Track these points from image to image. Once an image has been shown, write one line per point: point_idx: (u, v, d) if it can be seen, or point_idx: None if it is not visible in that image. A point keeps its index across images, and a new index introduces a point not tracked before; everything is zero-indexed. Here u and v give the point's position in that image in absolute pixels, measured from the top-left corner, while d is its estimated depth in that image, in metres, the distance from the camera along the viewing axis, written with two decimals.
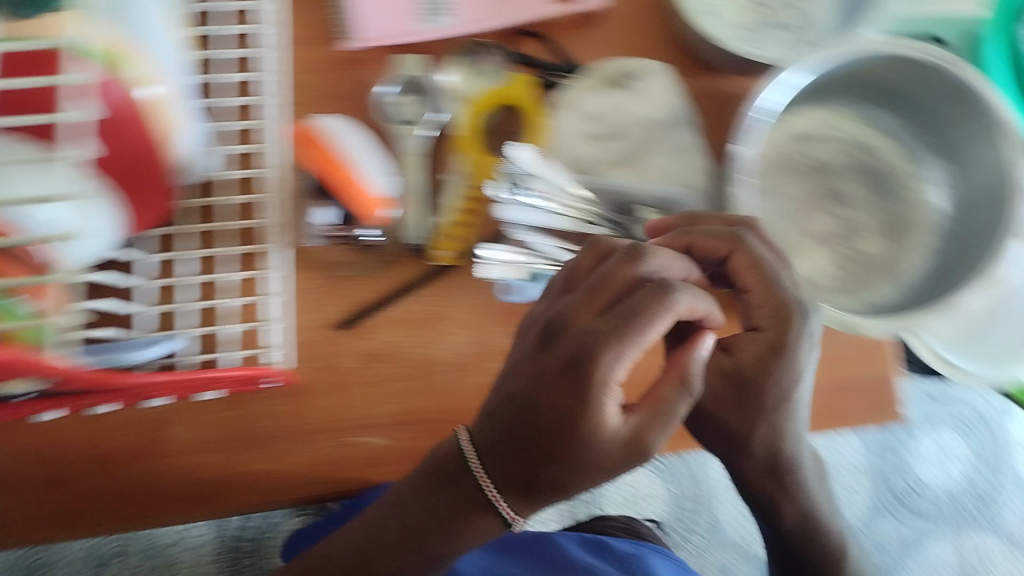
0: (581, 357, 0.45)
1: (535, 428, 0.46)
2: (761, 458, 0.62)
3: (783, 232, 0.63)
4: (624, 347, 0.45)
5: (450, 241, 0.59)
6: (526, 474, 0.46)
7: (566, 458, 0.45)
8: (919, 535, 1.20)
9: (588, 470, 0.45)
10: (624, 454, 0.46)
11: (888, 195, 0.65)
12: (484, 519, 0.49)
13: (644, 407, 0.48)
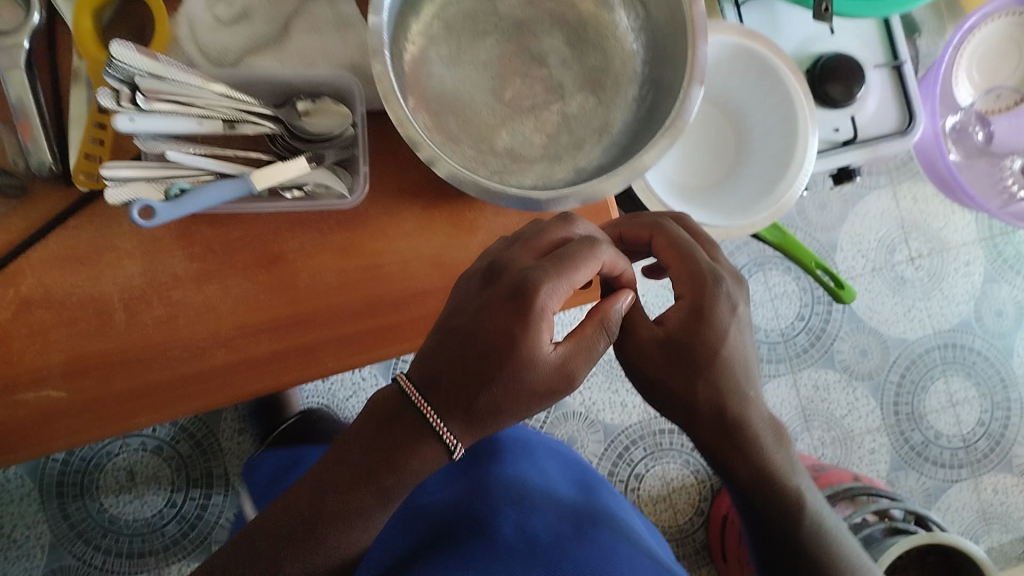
0: (524, 285, 0.47)
1: (471, 372, 0.47)
2: (705, 416, 0.55)
3: (471, 107, 0.58)
4: (561, 277, 0.47)
5: (85, 162, 0.54)
6: (462, 410, 0.48)
7: (510, 394, 0.47)
8: (761, 377, 1.17)
9: (519, 394, 0.47)
10: (548, 389, 0.48)
11: (592, 50, 0.59)
12: (422, 451, 0.49)
13: (580, 336, 0.49)
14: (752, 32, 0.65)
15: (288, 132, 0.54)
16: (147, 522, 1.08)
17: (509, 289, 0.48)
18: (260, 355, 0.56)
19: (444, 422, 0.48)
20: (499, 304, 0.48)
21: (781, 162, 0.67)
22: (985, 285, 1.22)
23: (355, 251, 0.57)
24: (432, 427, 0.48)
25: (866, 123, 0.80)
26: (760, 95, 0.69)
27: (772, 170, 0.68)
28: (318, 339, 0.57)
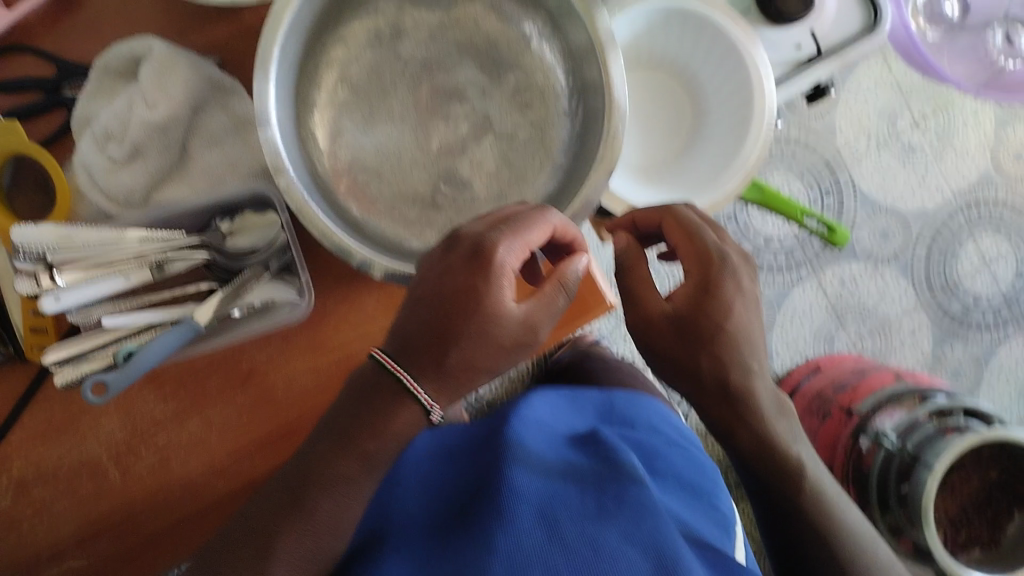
0: (481, 243, 0.45)
1: (439, 344, 0.45)
2: (709, 389, 0.53)
3: (401, 165, 0.54)
4: (515, 236, 0.45)
5: (33, 335, 0.53)
6: (435, 381, 0.45)
7: (477, 354, 0.45)
8: (783, 286, 1.12)
9: (488, 347, 0.45)
10: (519, 341, 0.46)
11: (510, 70, 0.55)
12: (401, 414, 0.46)
13: (546, 289, 0.46)
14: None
15: (219, 256, 0.51)
16: None
17: (468, 256, 0.45)
18: (263, 471, 0.55)
19: (420, 383, 0.45)
20: (461, 269, 0.45)
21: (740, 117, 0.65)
22: (997, 131, 1.15)
23: (325, 345, 0.55)
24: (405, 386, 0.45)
25: (829, 29, 0.73)
26: (702, 47, 0.68)
27: (734, 126, 0.66)
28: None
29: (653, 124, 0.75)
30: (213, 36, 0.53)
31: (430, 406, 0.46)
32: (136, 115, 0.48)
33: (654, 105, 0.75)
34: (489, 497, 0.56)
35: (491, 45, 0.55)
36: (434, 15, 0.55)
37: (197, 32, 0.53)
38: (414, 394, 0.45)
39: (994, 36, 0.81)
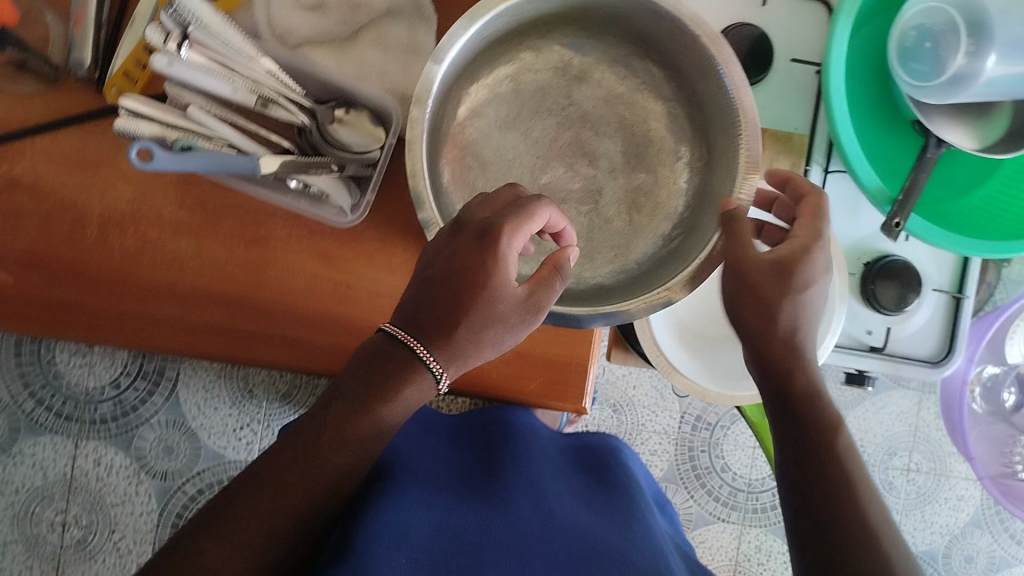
0: (488, 225, 0.45)
1: (448, 307, 0.45)
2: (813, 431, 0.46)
3: (506, 177, 0.56)
4: (521, 222, 0.46)
5: (121, 78, 0.53)
6: (448, 351, 0.45)
7: (485, 319, 0.45)
8: (708, 515, 1.12)
9: (493, 320, 0.45)
10: (522, 320, 0.46)
11: (644, 169, 0.57)
12: (413, 384, 0.44)
13: (544, 275, 0.47)
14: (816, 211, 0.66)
15: (315, 131, 0.52)
16: (87, 391, 1.09)
17: (478, 232, 0.45)
18: (217, 326, 0.56)
19: (427, 347, 0.44)
20: (467, 244, 0.45)
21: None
22: (966, 526, 1.16)
23: (336, 265, 0.56)
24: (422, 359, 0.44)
25: (902, 337, 0.76)
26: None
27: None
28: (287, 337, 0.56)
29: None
30: None
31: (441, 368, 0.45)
32: None
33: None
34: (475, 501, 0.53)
35: (644, 139, 0.57)
36: (619, 86, 0.58)
37: None
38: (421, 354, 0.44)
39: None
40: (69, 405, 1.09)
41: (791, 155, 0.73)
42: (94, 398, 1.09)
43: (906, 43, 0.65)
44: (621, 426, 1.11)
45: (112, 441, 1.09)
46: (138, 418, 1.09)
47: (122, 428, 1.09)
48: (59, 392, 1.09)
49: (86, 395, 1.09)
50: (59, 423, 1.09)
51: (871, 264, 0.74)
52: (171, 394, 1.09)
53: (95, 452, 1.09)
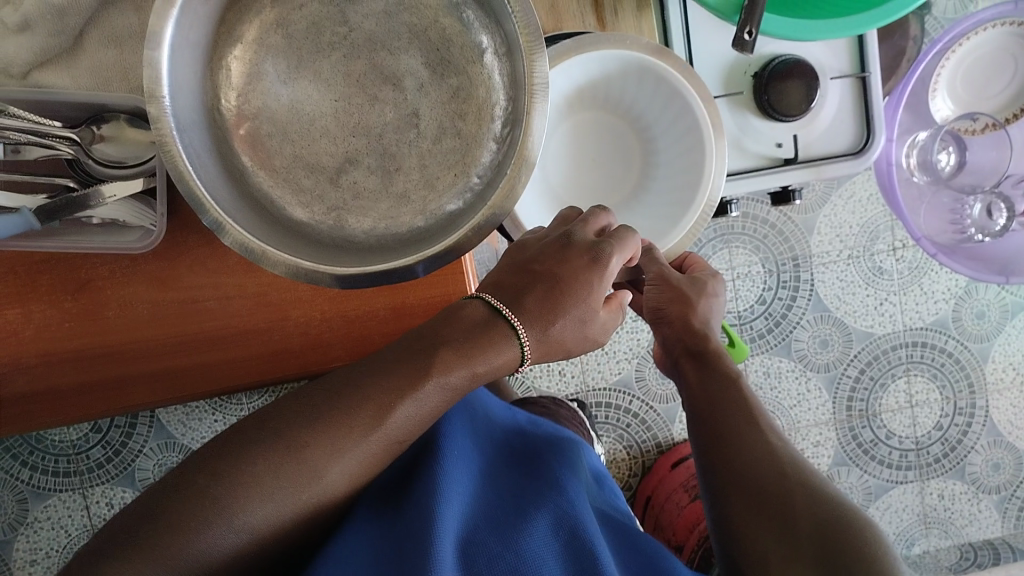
0: (597, 249, 0.48)
1: (552, 300, 0.46)
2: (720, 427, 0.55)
3: (311, 132, 0.51)
4: (624, 244, 0.49)
5: None
6: (539, 335, 0.46)
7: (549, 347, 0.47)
8: None
9: (582, 329, 0.47)
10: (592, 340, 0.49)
11: (453, 74, 0.51)
12: (501, 352, 0.45)
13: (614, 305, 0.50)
14: (662, 51, 0.62)
15: (85, 158, 0.48)
16: (73, 444, 1.08)
17: (588, 255, 0.48)
18: (88, 383, 0.53)
19: (527, 330, 0.46)
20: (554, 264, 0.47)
21: (691, 184, 0.66)
22: (970, 284, 1.11)
23: (172, 283, 0.52)
24: (513, 327, 0.45)
25: (814, 138, 0.71)
26: (664, 105, 0.67)
27: (682, 191, 0.67)
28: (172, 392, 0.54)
29: (593, 164, 0.73)
30: None
31: (527, 343, 0.46)
32: None
33: (600, 145, 0.73)
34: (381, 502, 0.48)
35: (441, 39, 0.51)
36: None
37: None
38: (511, 321, 0.46)
39: (972, 206, 0.78)
40: (63, 462, 1.08)
41: None
42: (83, 448, 1.08)
43: None
44: None
45: (116, 481, 1.09)
46: (131, 452, 1.09)
47: (122, 465, 1.09)
48: (48, 452, 1.08)
49: (74, 447, 1.08)
50: (59, 483, 1.08)
51: (759, 74, 0.69)
52: (152, 420, 1.09)
53: (105, 495, 1.09)
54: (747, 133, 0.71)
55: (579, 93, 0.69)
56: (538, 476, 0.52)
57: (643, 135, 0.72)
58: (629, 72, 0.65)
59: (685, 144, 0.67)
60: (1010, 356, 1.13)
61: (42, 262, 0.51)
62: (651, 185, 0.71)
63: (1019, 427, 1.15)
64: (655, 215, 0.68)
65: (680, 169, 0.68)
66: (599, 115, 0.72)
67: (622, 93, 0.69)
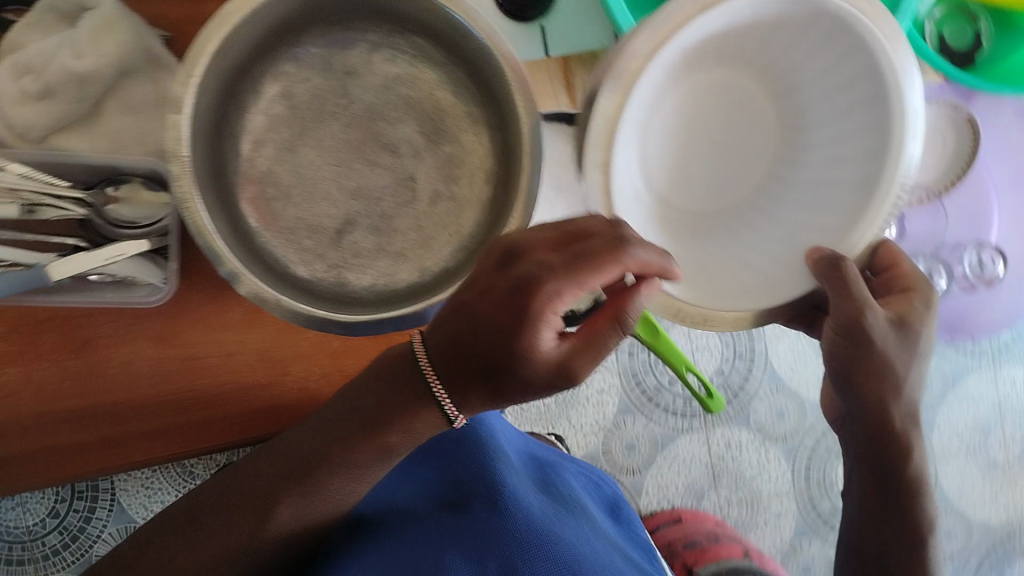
0: (527, 279, 0.42)
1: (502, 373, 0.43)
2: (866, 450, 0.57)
3: (314, 195, 0.54)
4: (570, 278, 0.42)
5: None
6: (462, 399, 0.46)
7: (506, 377, 0.43)
8: (673, 431, 1.12)
9: (519, 384, 0.43)
10: (545, 384, 0.43)
11: (448, 142, 0.55)
12: (424, 417, 0.47)
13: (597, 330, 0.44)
14: None
15: (96, 217, 0.49)
16: (29, 530, 1.07)
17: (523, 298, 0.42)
18: (84, 442, 0.54)
19: (447, 393, 0.46)
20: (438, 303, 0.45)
21: (867, 173, 0.54)
22: None
23: (173, 341, 0.53)
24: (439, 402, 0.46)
25: None
26: (831, 57, 0.55)
27: (858, 159, 0.55)
28: (171, 452, 0.55)
29: (715, 155, 0.62)
30: (166, 14, 0.50)
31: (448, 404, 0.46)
32: (60, 59, 0.47)
33: (732, 129, 0.62)
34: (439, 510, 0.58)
35: (437, 112, 0.55)
36: (393, 68, 0.55)
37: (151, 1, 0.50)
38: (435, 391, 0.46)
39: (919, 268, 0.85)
40: (21, 548, 1.07)
41: None
42: (43, 534, 1.07)
43: None
44: None
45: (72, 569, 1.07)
46: (88, 538, 1.07)
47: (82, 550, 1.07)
48: (8, 540, 1.07)
49: (33, 532, 1.07)
50: (17, 569, 1.07)
51: None
52: (112, 504, 1.07)
53: None
54: None
55: (719, 47, 0.58)
56: (553, 495, 0.63)
57: (790, 119, 0.61)
58: (795, 20, 0.54)
59: (856, 109, 0.55)
60: (954, 424, 1.18)
61: (47, 319, 0.52)
62: (791, 179, 0.60)
63: (966, 494, 1.20)
64: (835, 211, 0.56)
65: (858, 133, 0.56)
66: (733, 79, 0.61)
67: (772, 41, 0.57)
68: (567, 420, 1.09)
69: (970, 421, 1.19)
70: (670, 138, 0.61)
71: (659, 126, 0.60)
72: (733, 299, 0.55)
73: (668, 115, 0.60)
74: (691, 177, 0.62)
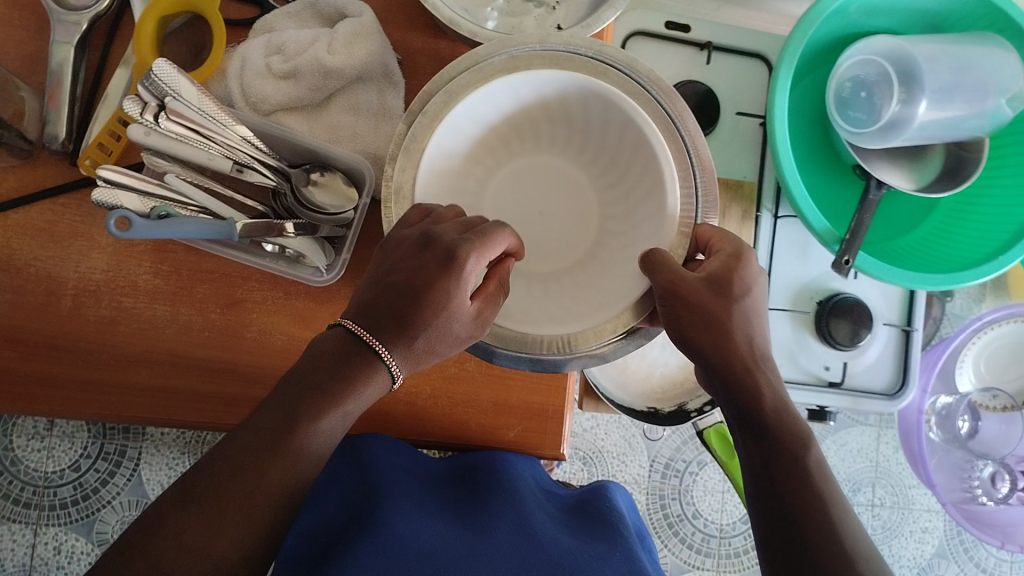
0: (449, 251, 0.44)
1: (414, 316, 0.43)
2: None
3: None
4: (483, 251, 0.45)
5: (95, 149, 0.54)
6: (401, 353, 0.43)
7: (415, 331, 0.43)
8: (684, 564, 1.11)
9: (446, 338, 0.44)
10: (469, 337, 0.46)
11: None
12: (374, 380, 0.42)
13: (492, 292, 0.47)
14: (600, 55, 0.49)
15: (290, 195, 0.54)
16: (46, 476, 1.02)
17: (447, 257, 0.44)
18: (200, 390, 0.56)
19: (389, 350, 0.43)
20: (461, 268, 0.44)
21: (653, 176, 0.49)
22: (933, 558, 1.16)
23: (313, 324, 0.57)
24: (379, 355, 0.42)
25: (858, 372, 0.80)
26: (607, 123, 0.51)
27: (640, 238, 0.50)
28: None
29: (540, 218, 0.55)
30: (407, 42, 0.57)
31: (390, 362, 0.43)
32: (316, 49, 0.52)
33: (552, 194, 0.56)
34: (467, 521, 0.55)
35: None
36: None
37: (399, 25, 0.57)
38: (373, 344, 0.43)
39: (982, 469, 0.88)
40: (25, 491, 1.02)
41: (744, 202, 0.77)
42: (48, 484, 1.02)
43: (842, 92, 0.73)
44: (592, 478, 1.10)
45: (72, 527, 1.02)
46: (99, 500, 1.03)
47: (83, 512, 1.02)
48: (14, 479, 1.02)
49: (40, 479, 1.02)
50: (14, 512, 1.02)
51: (823, 302, 0.78)
52: (132, 473, 1.03)
53: (55, 539, 1.02)
54: (801, 351, 0.79)
55: (520, 133, 0.54)
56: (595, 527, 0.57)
57: (599, 187, 0.55)
58: (575, 104, 0.51)
59: (629, 149, 0.51)
60: None
61: (208, 271, 0.56)
62: (609, 240, 0.53)
63: None
64: (638, 237, 0.51)
65: (641, 209, 0.51)
66: (558, 165, 0.56)
67: (581, 123, 0.53)
68: None
69: None
70: (495, 196, 0.55)
71: (466, 167, 0.53)
72: (585, 314, 0.49)
73: (494, 188, 0.55)
74: (547, 243, 0.55)
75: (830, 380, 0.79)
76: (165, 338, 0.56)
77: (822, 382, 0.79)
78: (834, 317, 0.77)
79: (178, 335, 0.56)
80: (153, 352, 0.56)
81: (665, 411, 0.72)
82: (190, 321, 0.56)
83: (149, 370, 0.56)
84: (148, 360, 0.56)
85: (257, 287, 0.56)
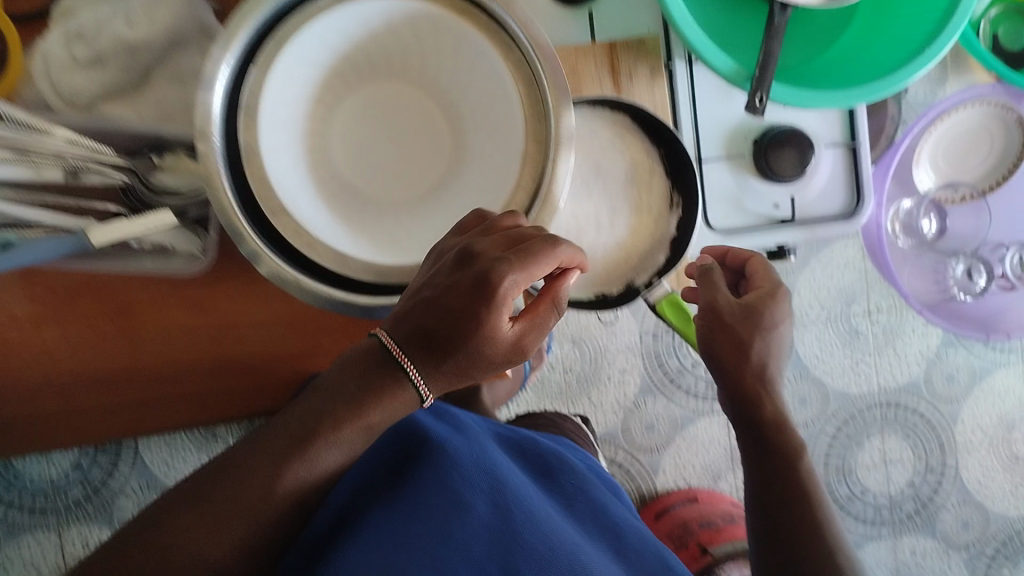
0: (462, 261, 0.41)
1: (451, 342, 0.41)
2: None
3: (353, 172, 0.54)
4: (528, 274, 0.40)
5: None
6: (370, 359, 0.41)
7: (446, 357, 0.42)
8: (692, 413, 1.11)
9: (481, 361, 0.42)
10: (506, 360, 0.43)
11: None
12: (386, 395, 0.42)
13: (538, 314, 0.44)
14: None
15: (139, 184, 0.50)
16: (54, 481, 1.03)
17: (481, 280, 0.41)
18: None
19: (417, 367, 0.42)
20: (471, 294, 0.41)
21: (494, 82, 0.47)
22: (940, 347, 1.15)
23: (214, 309, 0.54)
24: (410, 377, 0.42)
25: (808, 203, 0.76)
26: (431, 41, 0.48)
27: (496, 152, 0.48)
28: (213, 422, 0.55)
29: (395, 156, 0.52)
30: None
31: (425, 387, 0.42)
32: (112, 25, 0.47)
33: (401, 123, 0.52)
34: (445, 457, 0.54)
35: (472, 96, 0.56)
36: None
37: None
38: (402, 361, 0.42)
39: (955, 267, 0.88)
40: (36, 498, 1.03)
41: (649, 59, 0.69)
42: (58, 487, 1.03)
43: None
44: (584, 356, 1.09)
45: (94, 519, 1.03)
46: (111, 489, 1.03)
47: (99, 500, 1.03)
48: (24, 489, 1.03)
49: (47, 484, 1.03)
50: (32, 519, 1.03)
51: (759, 139, 0.73)
52: (135, 458, 1.04)
53: (83, 535, 1.03)
54: (743, 194, 0.75)
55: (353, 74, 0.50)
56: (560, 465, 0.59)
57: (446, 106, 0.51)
58: (402, 25, 0.47)
59: (463, 62, 0.48)
60: (978, 419, 1.16)
61: (89, 284, 0.53)
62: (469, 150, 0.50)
63: (987, 487, 1.17)
64: (493, 147, 0.49)
65: (490, 122, 0.49)
66: (400, 92, 0.52)
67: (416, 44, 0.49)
68: (586, 397, 1.09)
69: (994, 415, 1.17)
70: (341, 143, 0.51)
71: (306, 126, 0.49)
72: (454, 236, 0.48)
73: (337, 133, 0.51)
74: (397, 171, 0.52)
75: (783, 218, 0.75)
76: (67, 358, 0.54)
77: (774, 221, 0.75)
78: (777, 151, 0.72)
79: (81, 353, 0.54)
80: (60, 377, 0.54)
81: (614, 293, 0.68)
82: (89, 335, 0.54)
83: (63, 395, 0.54)
84: (58, 385, 0.54)
85: (144, 289, 0.53)
